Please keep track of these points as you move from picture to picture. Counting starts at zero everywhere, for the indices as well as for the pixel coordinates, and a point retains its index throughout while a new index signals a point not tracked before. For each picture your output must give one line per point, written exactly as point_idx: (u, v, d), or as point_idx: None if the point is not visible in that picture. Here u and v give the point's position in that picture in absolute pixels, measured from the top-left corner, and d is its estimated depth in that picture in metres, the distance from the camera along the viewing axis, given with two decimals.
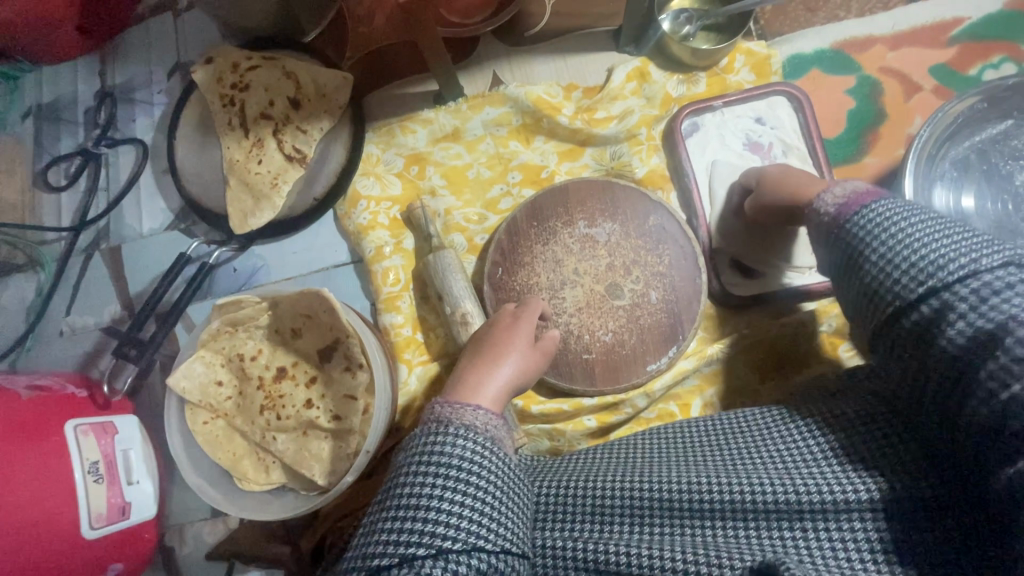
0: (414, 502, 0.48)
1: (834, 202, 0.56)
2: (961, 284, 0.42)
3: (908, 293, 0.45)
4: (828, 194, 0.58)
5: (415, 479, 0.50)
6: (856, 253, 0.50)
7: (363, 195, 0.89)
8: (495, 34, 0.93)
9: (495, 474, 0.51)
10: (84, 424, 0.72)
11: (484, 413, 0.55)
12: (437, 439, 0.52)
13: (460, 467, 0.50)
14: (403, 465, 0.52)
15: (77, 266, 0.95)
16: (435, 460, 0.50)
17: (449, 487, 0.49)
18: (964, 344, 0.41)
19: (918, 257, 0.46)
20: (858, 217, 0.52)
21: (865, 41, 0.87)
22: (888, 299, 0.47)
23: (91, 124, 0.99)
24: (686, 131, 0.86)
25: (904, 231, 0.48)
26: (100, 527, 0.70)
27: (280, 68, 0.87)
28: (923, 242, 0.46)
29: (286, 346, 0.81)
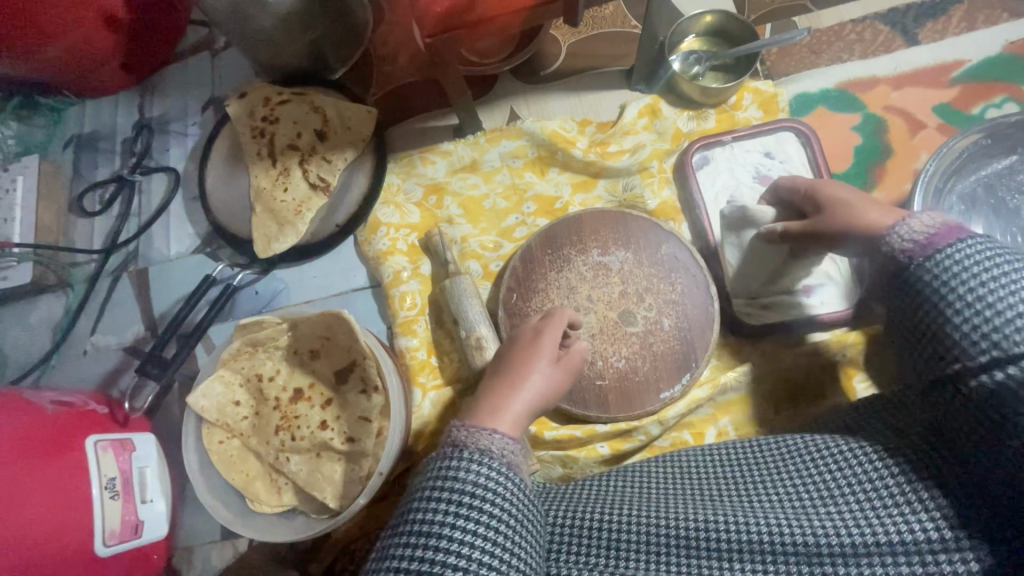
0: (428, 530, 0.48)
1: (920, 234, 0.51)
2: None
3: (1011, 348, 0.42)
4: (906, 224, 0.52)
5: (429, 504, 0.50)
6: (931, 286, 0.48)
7: (383, 222, 0.92)
8: (513, 74, 0.98)
9: (509, 501, 0.51)
10: (104, 440, 0.73)
11: (501, 438, 0.55)
12: (453, 466, 0.52)
13: (473, 495, 0.50)
14: (418, 489, 0.52)
15: (105, 286, 0.98)
16: (448, 487, 0.50)
17: (462, 515, 0.49)
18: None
19: (1002, 318, 0.44)
20: (948, 253, 0.48)
21: (869, 81, 0.91)
22: (981, 350, 0.44)
23: (128, 154, 1.05)
24: (696, 165, 0.89)
25: (993, 280, 0.45)
26: (114, 544, 0.70)
27: (308, 102, 0.92)
28: (1012, 295, 0.44)
29: (303, 367, 0.82)
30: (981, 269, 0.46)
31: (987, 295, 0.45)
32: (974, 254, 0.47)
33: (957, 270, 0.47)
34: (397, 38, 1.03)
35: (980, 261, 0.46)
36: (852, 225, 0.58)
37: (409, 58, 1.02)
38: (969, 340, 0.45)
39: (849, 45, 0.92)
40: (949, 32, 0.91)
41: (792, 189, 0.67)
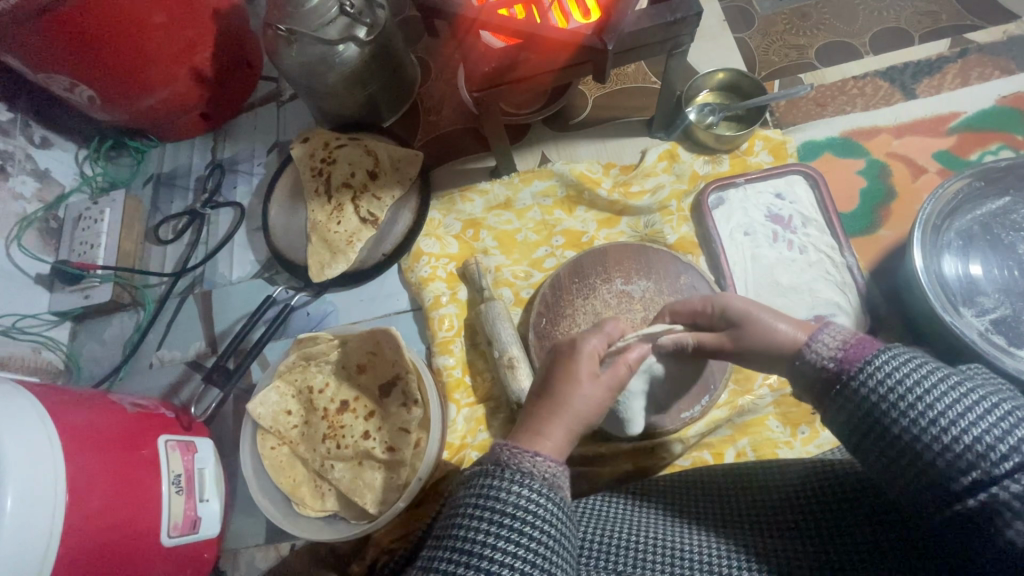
0: (469, 547, 0.49)
1: (832, 351, 0.52)
2: (1012, 479, 0.39)
3: (992, 466, 0.40)
4: (818, 340, 0.54)
5: (471, 523, 0.50)
6: (876, 405, 0.46)
7: (425, 252, 1.01)
8: (545, 123, 1.10)
9: (551, 524, 0.51)
10: (172, 440, 0.82)
11: (545, 460, 0.54)
12: (495, 484, 0.52)
13: (515, 515, 0.50)
14: (460, 505, 0.53)
15: (172, 306, 1.09)
16: (491, 507, 0.51)
17: (503, 536, 0.49)
18: (985, 500, 0.40)
19: (953, 439, 0.42)
20: (871, 370, 0.48)
21: (871, 130, 0.99)
22: (965, 468, 0.41)
23: (200, 190, 1.18)
24: (712, 205, 0.97)
25: (926, 394, 0.44)
26: (176, 536, 0.78)
27: (363, 147, 1.04)
28: (947, 406, 0.43)
29: (350, 381, 0.90)
30: (911, 387, 0.45)
31: (936, 403, 0.43)
32: (896, 369, 0.47)
33: (893, 384, 0.46)
34: (442, 93, 1.17)
35: (906, 376, 0.46)
36: (770, 345, 0.59)
37: (451, 109, 1.15)
38: (939, 455, 0.42)
39: (852, 98, 1.01)
40: (945, 88, 1.00)
41: (692, 307, 0.70)
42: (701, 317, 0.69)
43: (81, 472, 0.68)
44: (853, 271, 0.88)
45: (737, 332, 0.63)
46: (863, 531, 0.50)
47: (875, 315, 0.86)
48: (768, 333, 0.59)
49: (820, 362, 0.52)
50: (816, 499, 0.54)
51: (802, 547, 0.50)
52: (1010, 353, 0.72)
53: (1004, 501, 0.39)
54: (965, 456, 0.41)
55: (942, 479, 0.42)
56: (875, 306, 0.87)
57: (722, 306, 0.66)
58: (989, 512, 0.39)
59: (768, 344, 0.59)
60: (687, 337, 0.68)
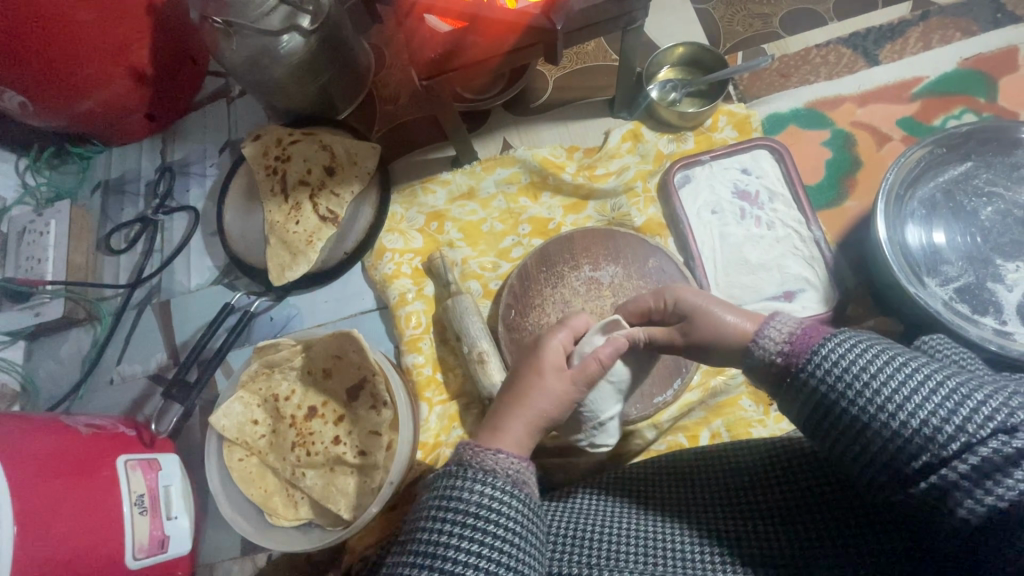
0: (434, 551, 0.48)
1: (781, 342, 0.51)
2: (958, 460, 0.38)
3: (941, 448, 0.39)
4: (769, 330, 0.53)
5: (435, 527, 0.49)
6: (827, 396, 0.46)
7: (388, 248, 0.98)
8: (505, 107, 1.06)
9: (518, 521, 0.50)
10: (133, 459, 0.79)
11: (508, 457, 0.53)
12: (458, 486, 0.50)
13: (479, 516, 0.49)
14: (423, 509, 0.51)
15: (130, 318, 1.05)
16: (455, 508, 0.49)
17: (467, 537, 0.48)
18: (936, 481, 0.39)
19: (902, 424, 0.41)
20: (820, 357, 0.47)
21: (835, 100, 0.97)
22: (916, 452, 0.40)
23: (151, 195, 1.13)
24: (678, 183, 0.95)
25: (874, 378, 0.44)
26: (142, 558, 0.75)
27: (317, 142, 1.00)
28: (896, 390, 0.42)
29: (316, 386, 0.87)
30: (859, 373, 0.44)
31: (885, 388, 0.43)
32: (846, 355, 0.46)
33: (843, 371, 0.45)
34: (398, 81, 1.13)
35: (858, 362, 0.45)
36: (722, 339, 0.58)
37: (408, 97, 1.11)
38: (891, 440, 0.41)
39: (816, 67, 1.00)
40: (907, 52, 0.98)
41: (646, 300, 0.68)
42: (653, 312, 0.67)
43: (30, 504, 0.65)
44: (821, 244, 0.87)
45: (688, 329, 0.61)
46: (823, 509, 0.49)
47: (843, 288, 0.85)
48: (716, 328, 0.58)
49: (772, 353, 0.51)
50: (776, 477, 0.54)
51: (769, 526, 0.50)
52: (974, 321, 0.72)
53: (951, 480, 0.38)
54: (914, 441, 0.40)
55: (896, 464, 0.41)
56: (844, 278, 0.86)
57: (673, 302, 0.65)
58: (941, 492, 0.39)
59: (718, 340, 0.58)
60: (638, 331, 0.65)
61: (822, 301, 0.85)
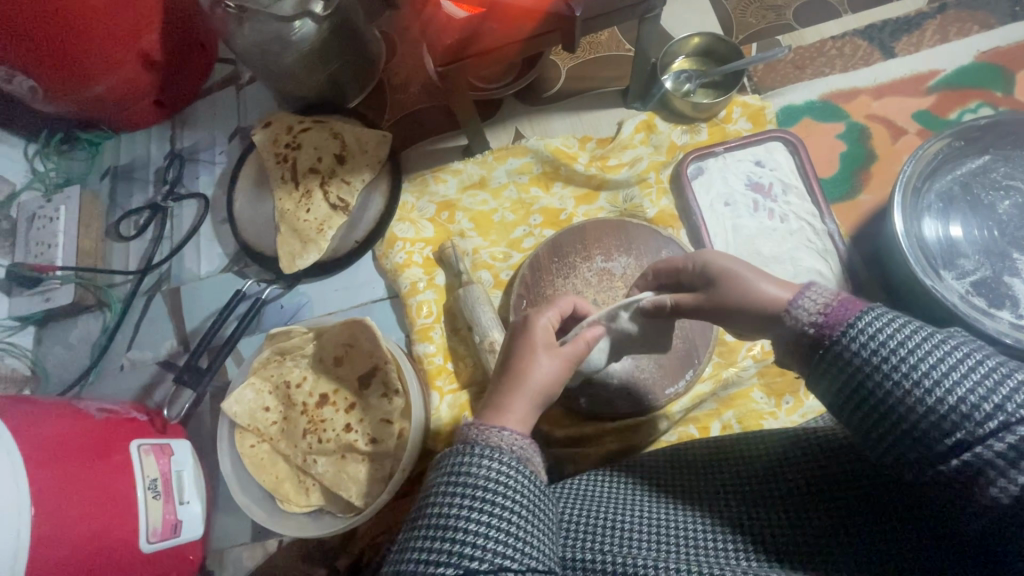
0: (444, 525, 0.47)
1: (817, 313, 0.49)
2: (993, 439, 0.37)
3: (976, 427, 0.38)
4: (804, 301, 0.51)
5: (444, 501, 0.49)
6: (861, 367, 0.45)
7: (399, 237, 0.98)
8: (517, 97, 1.05)
9: (525, 496, 0.50)
10: (146, 444, 0.79)
11: (513, 434, 0.53)
12: (466, 461, 0.51)
13: (487, 490, 0.49)
14: (433, 486, 0.51)
15: (140, 305, 1.05)
16: (463, 483, 0.49)
17: (476, 510, 0.48)
18: (970, 459, 0.38)
19: (937, 401, 0.40)
20: (854, 331, 0.46)
21: (851, 93, 0.97)
22: (949, 430, 0.40)
23: (160, 182, 1.12)
24: (691, 175, 0.95)
25: (912, 354, 0.43)
26: (156, 541, 0.76)
27: (328, 130, 1.00)
28: (932, 366, 0.41)
29: (328, 374, 0.87)
30: (895, 347, 0.43)
31: (920, 364, 0.42)
32: (885, 329, 0.45)
33: (880, 346, 0.44)
34: (408, 69, 1.12)
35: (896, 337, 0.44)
36: (752, 304, 0.57)
37: (419, 86, 1.10)
38: (924, 416, 0.41)
39: (831, 60, 0.99)
40: (923, 45, 0.97)
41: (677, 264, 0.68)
42: (682, 274, 0.67)
43: (47, 486, 0.66)
44: (834, 237, 0.87)
45: (715, 291, 0.61)
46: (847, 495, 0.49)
47: (857, 281, 0.85)
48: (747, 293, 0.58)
49: (806, 327, 0.50)
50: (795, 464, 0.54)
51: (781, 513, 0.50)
52: (990, 314, 0.72)
53: (989, 457, 0.38)
54: (949, 417, 0.40)
55: (926, 442, 0.41)
56: (857, 271, 0.86)
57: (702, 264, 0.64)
58: (974, 471, 0.38)
59: (747, 304, 0.57)
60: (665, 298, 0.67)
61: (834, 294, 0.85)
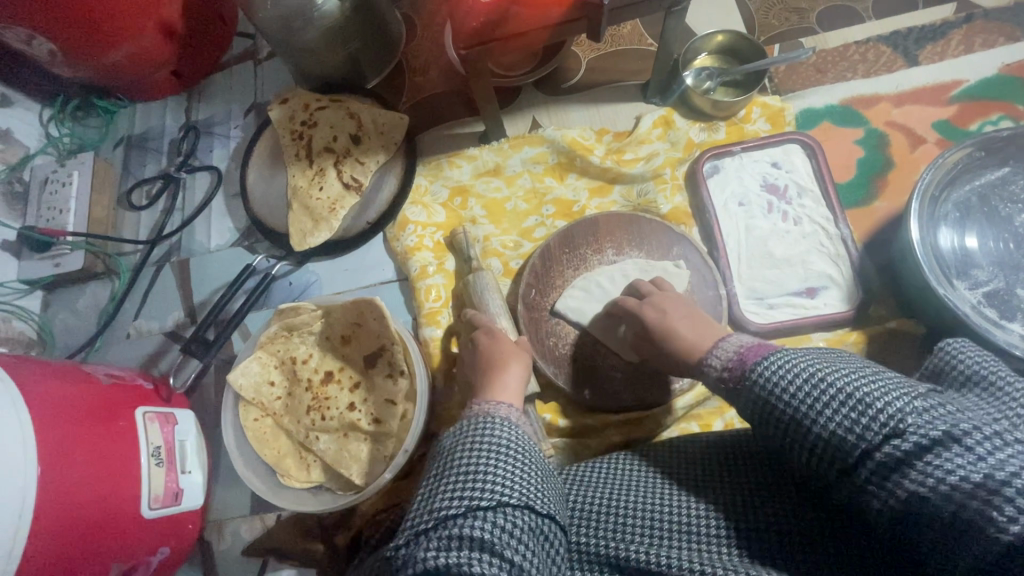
0: (467, 471, 0.52)
1: (729, 358, 0.60)
2: (886, 443, 0.42)
3: (872, 436, 0.43)
4: (717, 352, 0.63)
5: (465, 454, 0.54)
6: (768, 398, 0.51)
7: (411, 220, 0.98)
8: (536, 86, 1.05)
9: (532, 460, 0.55)
10: (151, 412, 0.80)
11: (512, 411, 0.62)
12: (482, 427, 0.57)
13: (503, 448, 0.55)
14: (451, 446, 0.56)
15: (149, 274, 1.05)
16: (480, 442, 0.55)
17: (494, 461, 0.53)
18: (889, 453, 0.41)
19: (827, 417, 0.46)
20: (762, 366, 0.53)
21: (871, 99, 0.96)
22: (852, 443, 0.44)
23: (174, 153, 1.12)
24: (707, 173, 0.95)
25: (810, 382, 0.48)
26: (157, 507, 0.76)
27: (344, 109, 0.99)
28: (828, 390, 0.47)
29: (335, 352, 0.87)
30: (794, 378, 0.49)
31: (822, 391, 0.47)
32: (787, 366, 0.51)
33: (781, 381, 0.51)
34: (428, 52, 1.11)
35: (795, 371, 0.50)
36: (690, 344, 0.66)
37: (438, 70, 1.10)
38: (829, 428, 0.45)
39: (853, 65, 0.98)
40: (948, 54, 0.97)
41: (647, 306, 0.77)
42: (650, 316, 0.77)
43: (54, 445, 0.66)
44: (847, 242, 0.87)
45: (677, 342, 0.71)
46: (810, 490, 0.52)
47: (867, 287, 0.85)
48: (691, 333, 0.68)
49: (716, 375, 0.61)
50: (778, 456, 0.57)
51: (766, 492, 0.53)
52: (1001, 326, 0.72)
53: (870, 472, 0.43)
54: (844, 430, 0.44)
55: (839, 453, 0.45)
56: (868, 277, 0.86)
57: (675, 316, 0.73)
58: (887, 467, 0.41)
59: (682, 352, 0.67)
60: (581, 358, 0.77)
61: (844, 299, 0.85)
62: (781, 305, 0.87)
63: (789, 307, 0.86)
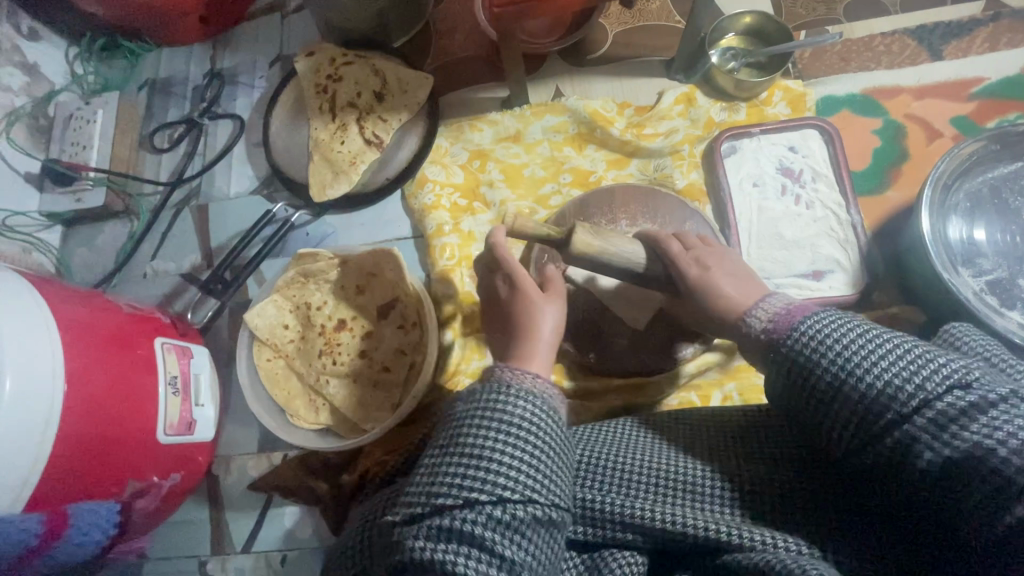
0: (476, 452, 0.52)
1: (767, 319, 0.55)
2: (927, 404, 0.42)
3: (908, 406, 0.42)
4: (758, 310, 0.57)
5: (477, 432, 0.53)
6: (802, 362, 0.49)
7: (430, 179, 1.00)
8: (561, 56, 1.06)
9: (546, 435, 0.54)
10: (169, 343, 0.82)
11: (538, 378, 0.58)
12: (498, 400, 0.55)
13: (517, 425, 0.53)
14: (463, 419, 0.55)
15: (168, 217, 1.07)
16: (495, 417, 0.54)
17: (506, 442, 0.52)
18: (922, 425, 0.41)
19: (874, 379, 0.44)
20: (799, 330, 0.50)
21: (892, 90, 0.97)
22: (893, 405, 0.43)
23: (198, 99, 1.13)
24: (725, 152, 0.96)
25: (850, 349, 0.47)
26: (171, 434, 0.79)
27: (370, 66, 1.01)
28: (871, 359, 0.45)
29: (348, 301, 0.89)
30: (833, 343, 0.48)
31: (868, 358, 0.46)
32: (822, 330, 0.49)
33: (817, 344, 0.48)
34: (456, 16, 1.11)
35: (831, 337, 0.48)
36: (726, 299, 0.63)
37: (464, 33, 1.10)
38: (866, 399, 0.44)
39: (877, 55, 0.99)
40: (971, 51, 0.98)
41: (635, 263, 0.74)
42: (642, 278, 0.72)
43: (79, 363, 0.68)
44: (857, 228, 0.89)
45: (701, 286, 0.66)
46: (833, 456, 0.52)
47: (872, 273, 0.87)
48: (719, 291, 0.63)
49: (752, 336, 0.56)
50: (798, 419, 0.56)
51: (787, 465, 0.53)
52: (1000, 313, 0.74)
53: (917, 430, 0.42)
54: (880, 402, 0.44)
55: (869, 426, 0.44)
56: (874, 264, 0.87)
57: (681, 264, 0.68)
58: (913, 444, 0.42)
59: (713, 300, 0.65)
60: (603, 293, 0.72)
61: (850, 283, 0.87)
62: (788, 285, 0.88)
63: (795, 288, 0.88)
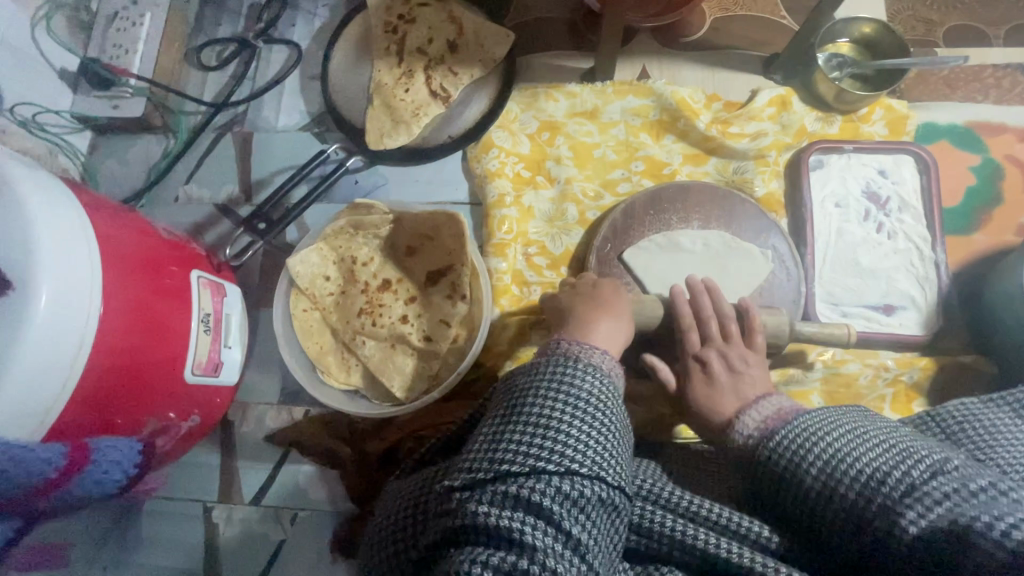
0: (545, 420, 0.49)
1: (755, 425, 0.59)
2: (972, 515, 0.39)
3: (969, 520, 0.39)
4: (750, 413, 0.61)
5: (545, 400, 0.51)
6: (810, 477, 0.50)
7: (496, 144, 0.93)
8: (652, 35, 0.98)
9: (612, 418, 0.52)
10: (204, 278, 0.77)
11: (604, 356, 0.57)
12: (565, 372, 0.54)
13: (584, 400, 0.51)
14: (529, 388, 0.53)
15: (207, 140, 1.00)
16: (566, 389, 0.52)
17: (575, 413, 0.50)
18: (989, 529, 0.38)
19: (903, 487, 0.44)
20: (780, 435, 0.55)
21: (996, 127, 0.91)
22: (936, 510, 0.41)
23: (253, 19, 1.05)
24: (811, 165, 0.90)
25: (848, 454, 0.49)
26: (198, 374, 0.74)
27: (446, 11, 0.93)
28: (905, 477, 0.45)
29: (396, 262, 0.84)
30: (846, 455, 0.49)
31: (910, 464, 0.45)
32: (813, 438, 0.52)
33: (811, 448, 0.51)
34: None
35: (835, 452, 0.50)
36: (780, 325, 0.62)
37: None
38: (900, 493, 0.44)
39: (986, 88, 0.93)
40: None
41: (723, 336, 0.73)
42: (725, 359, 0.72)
43: (117, 285, 0.62)
44: (939, 267, 0.84)
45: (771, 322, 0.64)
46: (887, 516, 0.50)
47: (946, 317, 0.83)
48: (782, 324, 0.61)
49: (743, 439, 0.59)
50: None
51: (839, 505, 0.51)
52: None
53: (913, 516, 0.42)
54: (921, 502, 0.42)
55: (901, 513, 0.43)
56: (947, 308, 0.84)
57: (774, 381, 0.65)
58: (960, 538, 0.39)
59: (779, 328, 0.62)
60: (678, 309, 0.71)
61: (921, 324, 0.83)
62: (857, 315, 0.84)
63: (862, 319, 0.84)
